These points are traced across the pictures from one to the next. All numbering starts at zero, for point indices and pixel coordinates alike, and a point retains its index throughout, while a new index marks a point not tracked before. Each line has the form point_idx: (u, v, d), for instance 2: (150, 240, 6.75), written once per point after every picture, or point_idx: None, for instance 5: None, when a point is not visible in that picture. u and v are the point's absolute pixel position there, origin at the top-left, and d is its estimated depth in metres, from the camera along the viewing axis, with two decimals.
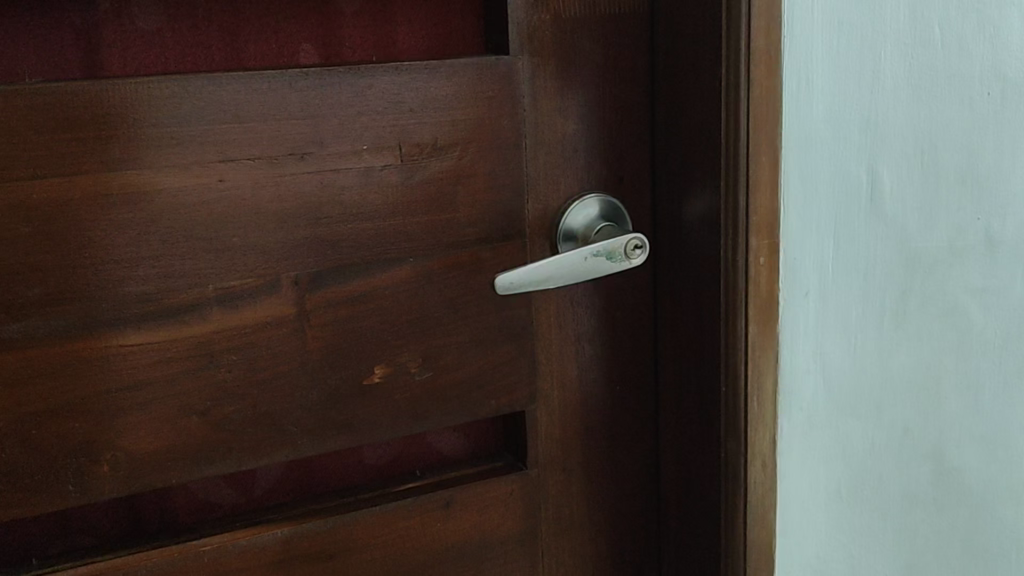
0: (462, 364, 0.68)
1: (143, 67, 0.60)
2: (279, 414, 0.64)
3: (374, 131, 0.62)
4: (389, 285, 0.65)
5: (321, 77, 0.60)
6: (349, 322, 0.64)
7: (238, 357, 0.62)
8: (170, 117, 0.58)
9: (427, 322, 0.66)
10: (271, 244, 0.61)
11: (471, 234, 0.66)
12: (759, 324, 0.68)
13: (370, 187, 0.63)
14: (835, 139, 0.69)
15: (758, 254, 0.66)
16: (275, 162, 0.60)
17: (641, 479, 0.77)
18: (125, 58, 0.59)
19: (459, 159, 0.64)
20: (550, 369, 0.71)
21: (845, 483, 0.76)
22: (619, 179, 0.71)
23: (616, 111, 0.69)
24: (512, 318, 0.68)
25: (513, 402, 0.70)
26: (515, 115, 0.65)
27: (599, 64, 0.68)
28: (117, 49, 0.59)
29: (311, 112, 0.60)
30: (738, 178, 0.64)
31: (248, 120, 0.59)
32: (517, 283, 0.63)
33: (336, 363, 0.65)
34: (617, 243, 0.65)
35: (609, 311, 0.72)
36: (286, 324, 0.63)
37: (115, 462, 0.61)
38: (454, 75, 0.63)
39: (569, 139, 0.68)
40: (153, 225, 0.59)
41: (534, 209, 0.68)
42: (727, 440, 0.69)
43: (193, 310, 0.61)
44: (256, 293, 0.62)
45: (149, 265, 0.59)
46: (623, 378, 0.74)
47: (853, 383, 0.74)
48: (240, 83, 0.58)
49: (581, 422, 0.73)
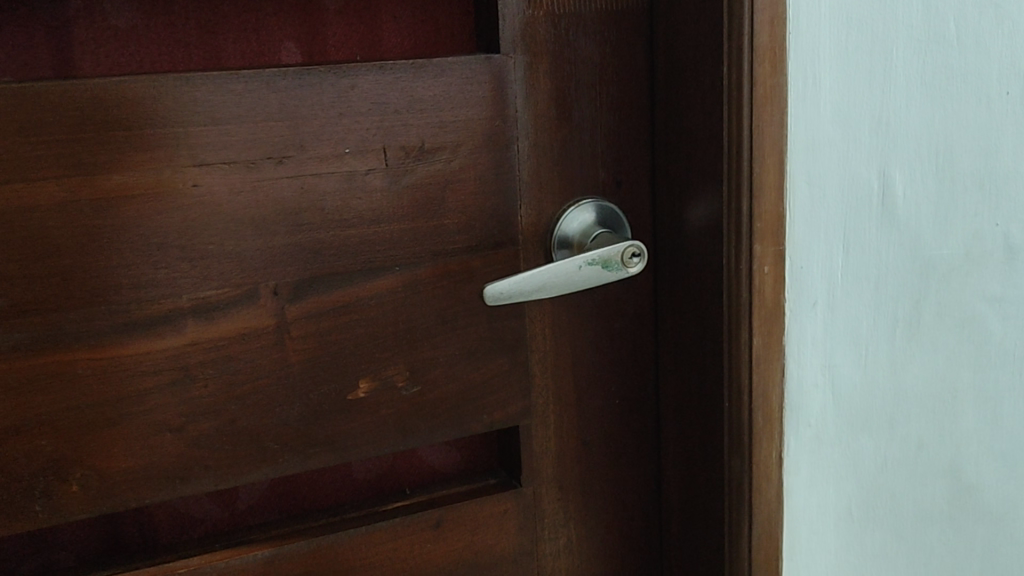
0: (451, 377, 0.65)
1: (119, 66, 0.57)
2: (259, 430, 0.61)
3: (357, 134, 0.59)
4: (375, 295, 0.62)
5: (300, 77, 0.57)
6: (332, 334, 0.61)
7: (215, 371, 0.59)
8: (141, 119, 0.55)
9: (415, 333, 0.63)
10: (250, 252, 0.58)
11: (461, 241, 0.63)
12: (763, 335, 0.63)
13: (355, 193, 0.60)
14: (845, 140, 0.65)
15: (763, 262, 0.62)
16: (252, 165, 0.57)
17: (641, 497, 0.73)
18: (99, 57, 0.56)
19: (448, 162, 0.61)
20: (545, 383, 0.68)
21: (857, 502, 0.72)
22: (618, 182, 0.67)
23: (614, 114, 0.66)
24: (504, 329, 0.65)
25: (506, 416, 0.67)
26: (506, 115, 0.62)
27: (596, 63, 0.64)
28: (91, 48, 0.56)
29: (290, 113, 0.57)
30: (741, 182, 0.60)
31: (224, 122, 0.56)
32: (507, 294, 0.60)
33: (318, 376, 0.62)
34: (613, 250, 0.61)
35: (608, 321, 0.69)
36: (266, 336, 0.60)
37: (86, 480, 0.58)
38: (441, 75, 0.60)
39: (565, 140, 0.65)
40: (124, 232, 0.56)
41: (527, 215, 0.65)
42: (731, 457, 0.65)
43: (167, 321, 0.58)
44: (233, 304, 0.59)
45: (122, 274, 0.56)
46: (623, 391, 0.70)
47: (865, 397, 0.70)
48: (213, 83, 0.56)
49: (579, 436, 0.70)
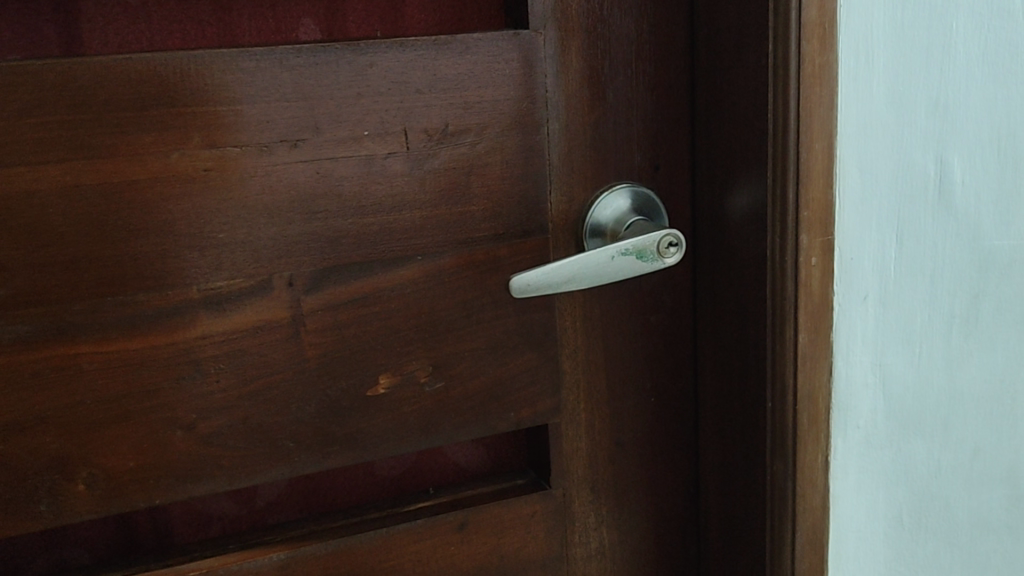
0: (477, 373, 0.61)
1: (129, 45, 0.54)
2: (273, 428, 0.58)
3: (377, 115, 0.55)
4: (397, 286, 0.58)
5: (316, 55, 0.54)
6: (350, 328, 0.58)
7: (226, 365, 0.56)
8: (148, 99, 0.52)
9: (437, 326, 0.60)
10: (264, 241, 0.55)
11: (487, 228, 0.59)
12: (811, 331, 0.59)
13: (373, 177, 0.56)
14: (899, 121, 0.58)
15: (810, 254, 0.57)
16: (264, 148, 0.54)
17: (680, 502, 0.69)
18: (108, 34, 0.53)
19: (473, 146, 0.58)
20: (576, 381, 0.63)
21: (908, 508, 0.66)
22: (656, 167, 0.63)
23: (652, 94, 0.61)
24: (534, 323, 0.61)
25: (535, 415, 0.63)
26: (535, 95, 0.58)
27: (633, 39, 0.60)
28: (99, 24, 0.53)
29: (305, 93, 0.54)
30: (788, 167, 0.56)
31: (236, 103, 0.53)
32: (534, 286, 0.56)
33: (334, 372, 0.58)
34: (649, 240, 0.57)
35: (644, 315, 0.64)
36: (279, 329, 0.57)
37: (93, 480, 0.56)
38: (466, 53, 0.56)
39: (600, 122, 0.61)
40: (131, 219, 0.53)
41: (558, 202, 0.61)
42: (773, 460, 0.60)
43: (177, 314, 0.55)
44: (246, 295, 0.56)
45: (130, 263, 0.53)
46: (660, 389, 0.66)
47: (918, 401, 0.64)
48: (224, 61, 0.52)
49: (614, 437, 0.65)
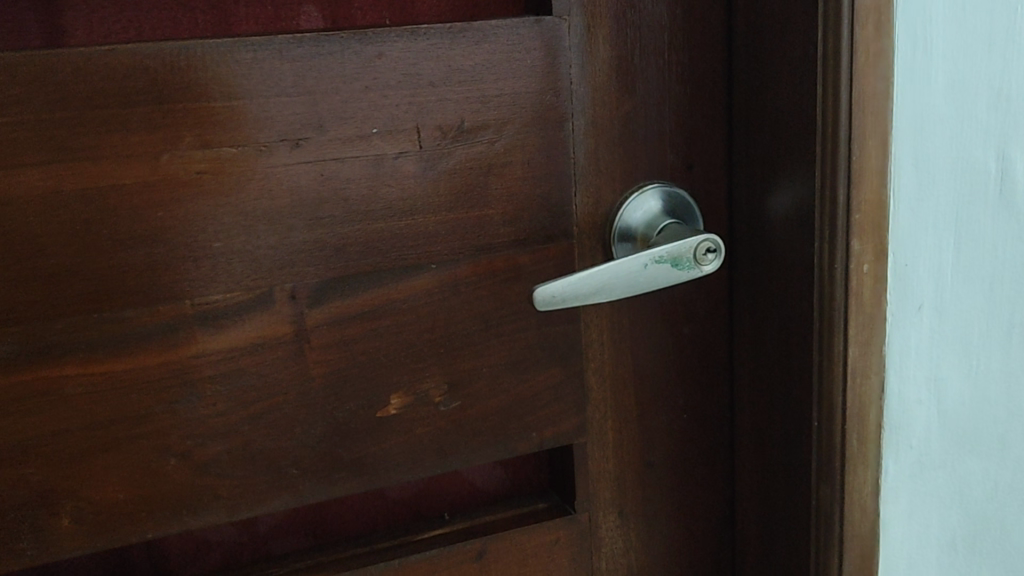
0: (496, 391, 0.56)
1: (115, 34, 0.49)
2: (276, 454, 0.53)
3: (386, 111, 0.50)
4: (409, 297, 0.53)
5: (319, 45, 0.48)
6: (357, 344, 0.53)
7: (224, 387, 0.51)
8: (136, 94, 0.47)
9: (454, 341, 0.55)
10: (263, 250, 0.50)
11: (507, 233, 0.54)
12: (862, 345, 0.54)
13: (383, 179, 0.51)
14: (960, 115, 0.53)
15: (862, 260, 0.52)
16: (263, 148, 0.49)
17: (713, 525, 0.64)
18: (93, 23, 0.48)
19: (491, 143, 0.53)
20: (603, 397, 0.59)
21: (962, 533, 0.61)
22: (689, 165, 0.58)
23: (685, 85, 0.56)
24: (557, 335, 0.56)
25: (559, 435, 0.58)
26: (559, 87, 0.53)
27: (665, 26, 0.55)
28: (83, 12, 0.48)
29: (308, 87, 0.49)
30: (838, 166, 0.51)
31: (233, 98, 0.48)
32: (560, 298, 0.51)
33: (341, 392, 0.53)
34: (685, 246, 0.52)
35: (677, 326, 0.59)
36: (282, 347, 0.52)
37: (79, 513, 0.51)
38: (483, 41, 0.51)
39: (629, 117, 0.56)
40: (118, 228, 0.48)
41: (583, 204, 0.56)
42: (819, 484, 0.55)
43: (169, 332, 0.50)
44: (245, 309, 0.51)
45: (117, 276, 0.48)
46: (693, 405, 0.61)
47: (975, 417, 0.59)
48: (219, 53, 0.47)
49: (643, 457, 0.60)
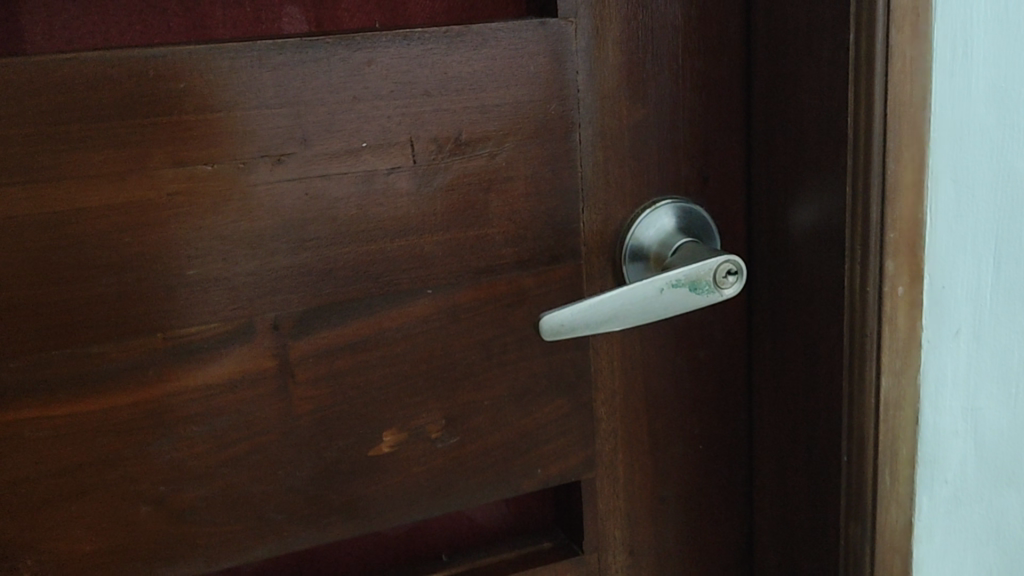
0: (498, 425, 0.52)
1: (78, 39, 0.44)
2: (259, 498, 0.49)
3: (377, 123, 0.46)
4: (403, 326, 0.49)
5: (303, 51, 0.44)
6: (347, 377, 0.48)
7: (201, 427, 0.47)
8: (100, 108, 0.42)
9: (452, 372, 0.50)
10: (243, 277, 0.46)
11: (509, 255, 0.50)
12: (896, 374, 0.49)
13: (374, 198, 0.47)
14: (1001, 125, 0.49)
15: (896, 282, 0.48)
16: (242, 165, 0.44)
17: (730, 562, 0.59)
18: (54, 27, 0.44)
19: (492, 157, 0.48)
20: (612, 428, 0.54)
21: (999, 570, 0.57)
22: (705, 178, 0.53)
23: (701, 91, 0.52)
24: (564, 364, 0.52)
25: (566, 470, 0.54)
26: (566, 96, 0.49)
27: (679, 28, 0.51)
28: (43, 14, 0.44)
29: (290, 98, 0.44)
30: (872, 181, 0.46)
31: (208, 111, 0.43)
32: (569, 325, 0.46)
33: (329, 430, 0.49)
34: (704, 268, 0.48)
35: (691, 351, 0.55)
36: (264, 382, 0.47)
37: (42, 568, 0.46)
38: (482, 46, 0.47)
39: (640, 127, 0.51)
40: (81, 255, 0.43)
41: (592, 223, 0.51)
42: (848, 523, 0.51)
43: (141, 368, 0.45)
44: (223, 342, 0.46)
45: (81, 309, 0.44)
46: (709, 435, 0.57)
47: (1013, 448, 0.54)
48: (192, 61, 0.43)
49: (655, 492, 0.56)
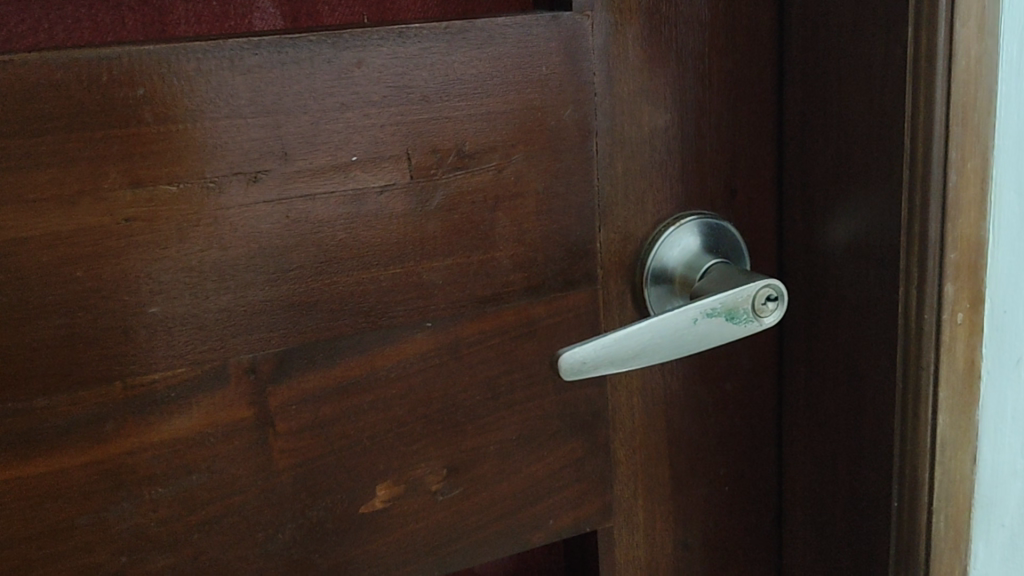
0: (504, 472, 0.46)
1: (23, 38, 0.41)
2: (235, 565, 0.42)
3: (368, 134, 0.39)
4: (398, 366, 0.43)
5: (281, 51, 0.37)
6: (335, 426, 0.42)
7: (167, 487, 0.40)
8: (43, 119, 0.35)
9: (453, 416, 0.44)
10: (212, 315, 0.39)
11: (518, 281, 0.44)
12: (954, 410, 0.44)
13: (365, 220, 0.40)
14: None
15: (956, 309, 0.43)
16: (211, 184, 0.38)
17: None
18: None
19: (499, 171, 0.42)
20: (630, 470, 0.49)
21: None
22: (732, 190, 0.48)
23: (728, 93, 0.46)
24: (577, 402, 0.46)
25: (580, 520, 0.48)
26: (582, 100, 0.43)
27: (705, 23, 0.45)
28: None
29: (267, 106, 0.38)
30: (931, 195, 0.41)
31: (170, 122, 0.37)
32: (593, 364, 0.40)
33: (314, 486, 0.43)
34: (743, 295, 0.42)
35: (716, 382, 0.50)
36: (240, 435, 0.41)
37: None
38: (487, 44, 0.41)
39: (662, 134, 0.45)
40: (22, 294, 0.36)
41: (610, 242, 0.46)
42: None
43: (94, 423, 0.39)
44: (191, 391, 0.40)
45: (23, 356, 0.37)
46: (734, 473, 0.51)
47: None
48: (152, 63, 0.36)
49: (676, 536, 0.51)
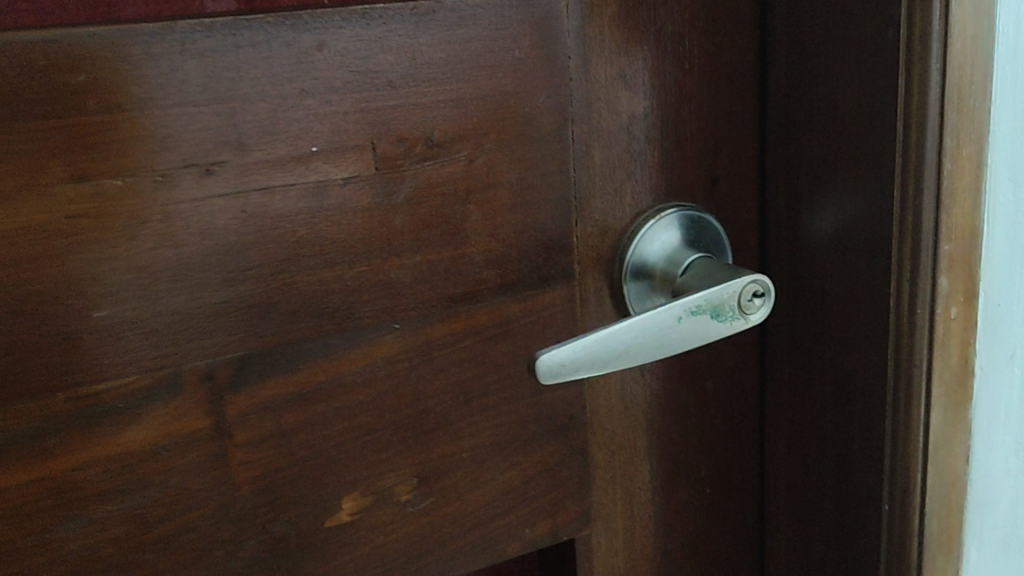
0: (478, 479, 0.43)
1: None
2: None
3: (330, 122, 0.37)
4: (365, 370, 0.40)
5: (236, 33, 0.35)
6: (299, 435, 0.40)
7: (119, 504, 0.37)
8: None
9: (424, 421, 0.42)
10: (164, 319, 0.36)
11: (490, 279, 0.41)
12: (948, 409, 0.42)
13: (328, 215, 0.38)
14: None
15: (950, 303, 0.41)
16: (161, 178, 0.35)
17: None
18: None
19: (470, 161, 0.39)
20: (609, 475, 0.46)
21: None
22: (713, 180, 0.46)
23: (708, 78, 0.44)
24: (554, 405, 0.44)
25: (556, 528, 0.46)
26: (557, 86, 0.40)
27: (684, 4, 0.43)
28: None
29: (221, 92, 0.35)
30: (925, 184, 0.39)
31: (115, 110, 0.34)
32: (572, 366, 0.38)
33: (277, 499, 0.40)
34: (729, 291, 0.40)
35: (696, 381, 0.48)
36: (196, 447, 0.38)
37: None
38: (457, 26, 0.38)
39: (640, 121, 0.43)
40: None
41: (588, 237, 0.43)
42: None
43: (37, 438, 0.36)
44: (143, 401, 0.37)
45: None
46: (715, 474, 0.49)
47: None
48: (94, 46, 0.33)
49: (654, 542, 0.49)
